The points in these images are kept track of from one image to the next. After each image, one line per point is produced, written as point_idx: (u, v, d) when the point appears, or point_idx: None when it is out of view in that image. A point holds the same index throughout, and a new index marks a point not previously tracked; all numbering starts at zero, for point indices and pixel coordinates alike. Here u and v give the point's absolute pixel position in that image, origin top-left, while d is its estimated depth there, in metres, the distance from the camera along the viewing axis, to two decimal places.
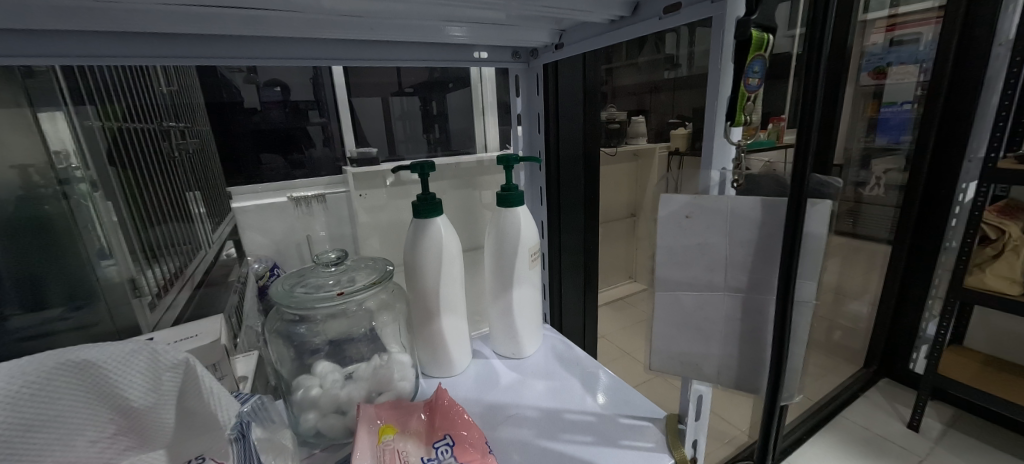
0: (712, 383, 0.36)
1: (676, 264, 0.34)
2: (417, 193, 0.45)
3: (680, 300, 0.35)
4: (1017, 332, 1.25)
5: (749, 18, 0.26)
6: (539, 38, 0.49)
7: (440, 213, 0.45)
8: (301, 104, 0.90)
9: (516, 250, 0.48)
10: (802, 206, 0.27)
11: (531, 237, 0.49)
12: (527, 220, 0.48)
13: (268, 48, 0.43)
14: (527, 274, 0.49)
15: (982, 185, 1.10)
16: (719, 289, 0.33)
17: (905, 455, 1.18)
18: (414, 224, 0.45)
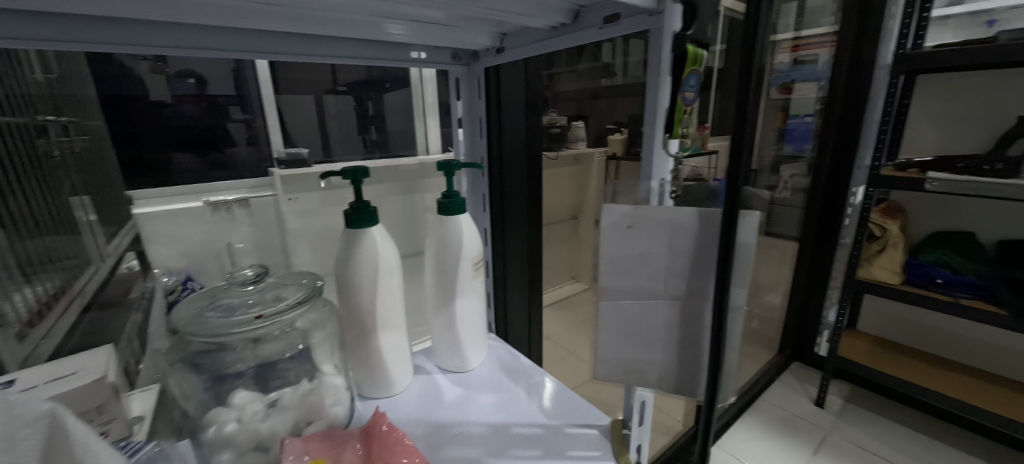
0: (654, 389, 0.37)
1: (619, 272, 0.35)
2: (349, 202, 0.41)
3: (623, 309, 0.36)
4: (896, 314, 1.45)
5: (684, 32, 0.29)
6: (479, 41, 0.48)
7: (375, 222, 0.42)
8: (219, 98, 0.82)
9: (458, 260, 0.46)
10: (734, 218, 0.29)
11: (473, 245, 0.47)
12: (468, 228, 0.46)
13: (175, 35, 0.38)
14: (471, 285, 0.48)
15: (870, 189, 1.25)
16: (660, 296, 0.34)
17: (815, 431, 1.32)
18: (346, 235, 0.41)
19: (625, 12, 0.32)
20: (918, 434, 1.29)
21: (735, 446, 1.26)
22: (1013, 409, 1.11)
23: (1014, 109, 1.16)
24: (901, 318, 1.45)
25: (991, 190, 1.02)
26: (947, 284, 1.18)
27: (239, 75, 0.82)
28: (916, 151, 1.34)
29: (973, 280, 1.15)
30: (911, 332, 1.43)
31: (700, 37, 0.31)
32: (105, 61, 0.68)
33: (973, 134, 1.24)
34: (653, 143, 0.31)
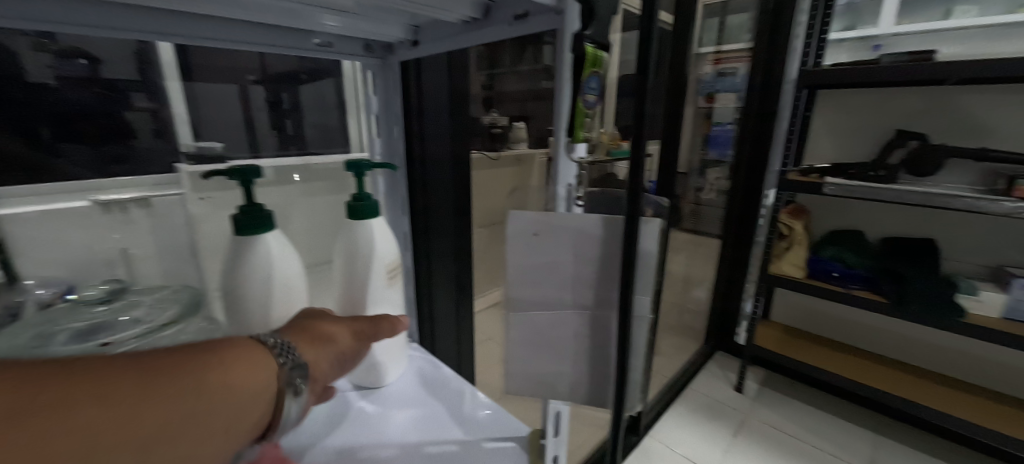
0: (566, 399, 0.41)
1: (531, 286, 0.38)
2: (239, 207, 0.39)
3: (532, 319, 0.39)
4: (802, 304, 1.61)
5: (584, 33, 0.29)
6: (393, 33, 0.48)
7: (265, 227, 0.40)
8: (120, 81, 0.56)
9: (373, 265, 0.46)
10: (636, 214, 0.33)
11: (391, 250, 0.48)
12: (384, 233, 0.48)
13: None
14: (388, 292, 0.48)
15: (780, 192, 1.37)
16: (568, 307, 0.38)
17: (735, 415, 1.42)
18: (234, 241, 0.40)
19: (534, 9, 0.31)
20: (819, 412, 1.44)
21: (665, 434, 1.33)
22: (893, 385, 1.27)
23: (892, 123, 1.33)
24: (808, 307, 1.60)
25: (876, 194, 1.15)
26: (841, 278, 1.32)
27: (145, 54, 0.56)
28: (816, 158, 1.50)
29: (863, 274, 1.30)
30: (814, 321, 1.59)
31: (601, 37, 0.32)
32: None
33: (861, 144, 1.40)
34: (560, 145, 0.32)
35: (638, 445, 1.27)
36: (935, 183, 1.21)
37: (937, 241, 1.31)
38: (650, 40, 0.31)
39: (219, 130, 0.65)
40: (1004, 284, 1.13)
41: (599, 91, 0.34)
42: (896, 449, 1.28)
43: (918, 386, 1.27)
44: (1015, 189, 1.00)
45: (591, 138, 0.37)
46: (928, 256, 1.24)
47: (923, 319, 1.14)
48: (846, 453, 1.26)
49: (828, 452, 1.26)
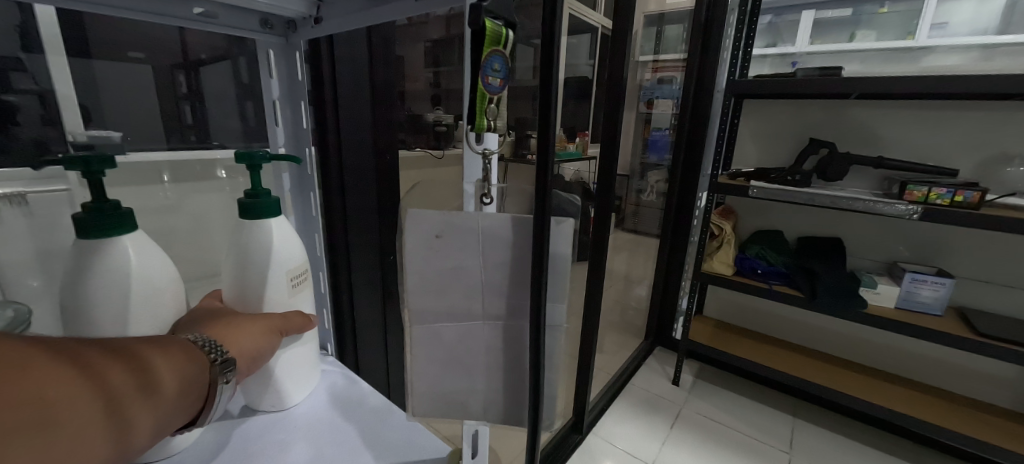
0: (478, 416, 0.44)
1: (440, 297, 0.39)
2: (82, 203, 0.37)
3: (439, 332, 0.40)
4: (730, 299, 1.72)
5: (481, 5, 0.29)
6: (293, 7, 0.46)
7: (122, 227, 0.38)
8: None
9: (280, 271, 0.45)
10: (544, 221, 0.34)
11: (297, 255, 0.47)
12: (292, 239, 0.47)
13: None
14: (295, 298, 0.48)
15: (711, 194, 1.44)
16: (478, 317, 0.40)
17: (672, 407, 1.47)
18: (85, 243, 0.37)
19: None
20: (745, 400, 1.53)
21: (607, 430, 1.35)
22: (808, 372, 1.38)
23: (805, 132, 1.45)
24: (736, 302, 1.71)
25: (793, 197, 1.24)
26: (764, 274, 1.41)
27: (29, 29, 0.47)
28: (741, 162, 1.60)
29: (782, 270, 1.40)
30: (741, 315, 1.70)
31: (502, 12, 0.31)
32: None
33: (780, 151, 1.51)
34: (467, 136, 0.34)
35: (581, 443, 1.28)
36: (842, 188, 1.33)
37: (843, 239, 1.45)
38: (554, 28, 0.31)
39: (106, 119, 0.54)
40: (897, 278, 1.27)
41: (504, 74, 0.33)
42: (812, 431, 1.39)
43: (828, 372, 1.38)
44: (906, 192, 1.11)
45: (501, 127, 0.36)
46: (836, 254, 1.37)
47: (833, 310, 1.24)
48: (770, 438, 1.35)
49: (754, 437, 1.35)
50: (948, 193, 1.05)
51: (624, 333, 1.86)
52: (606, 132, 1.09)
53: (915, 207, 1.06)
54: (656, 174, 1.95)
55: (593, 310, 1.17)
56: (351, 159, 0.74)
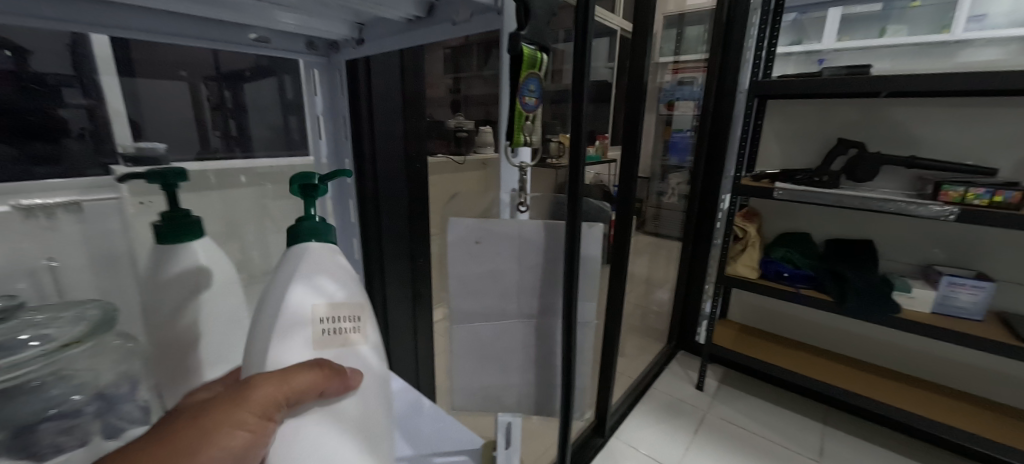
0: (513, 411, 0.51)
1: (479, 298, 0.46)
2: (161, 213, 0.42)
3: (477, 331, 0.47)
4: (754, 304, 1.69)
5: (519, 35, 0.34)
6: (339, 30, 0.52)
7: (193, 234, 0.44)
8: (46, 79, 0.48)
9: (307, 311, 0.42)
10: (575, 224, 0.41)
11: (337, 293, 0.44)
12: (329, 277, 0.44)
13: None
14: (332, 348, 0.42)
15: (734, 196, 1.42)
16: (513, 315, 0.47)
17: (695, 413, 1.46)
18: (159, 248, 0.42)
19: (473, 10, 0.37)
20: (772, 406, 1.50)
21: (630, 434, 1.35)
22: (837, 379, 1.34)
23: (832, 132, 1.42)
24: (760, 307, 1.68)
25: (821, 198, 1.21)
26: (790, 278, 1.38)
27: (79, 48, 0.49)
28: (765, 163, 1.58)
29: (808, 273, 1.37)
30: (766, 318, 1.67)
31: (536, 38, 0.36)
32: None
33: (806, 151, 1.49)
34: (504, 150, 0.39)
35: (604, 447, 1.28)
36: (872, 189, 1.30)
37: (874, 242, 1.41)
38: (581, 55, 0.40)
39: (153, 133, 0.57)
40: (932, 281, 1.22)
41: (538, 93, 0.38)
42: (843, 439, 1.35)
43: (859, 379, 1.35)
44: (941, 192, 1.08)
45: (534, 140, 0.42)
46: (865, 258, 1.33)
47: (864, 315, 1.21)
48: (798, 445, 1.32)
49: (781, 444, 1.32)
50: (986, 192, 1.02)
51: (646, 337, 1.85)
52: (626, 135, 1.10)
53: (951, 209, 1.03)
54: (678, 177, 1.94)
55: (615, 313, 1.17)
56: (382, 166, 0.78)
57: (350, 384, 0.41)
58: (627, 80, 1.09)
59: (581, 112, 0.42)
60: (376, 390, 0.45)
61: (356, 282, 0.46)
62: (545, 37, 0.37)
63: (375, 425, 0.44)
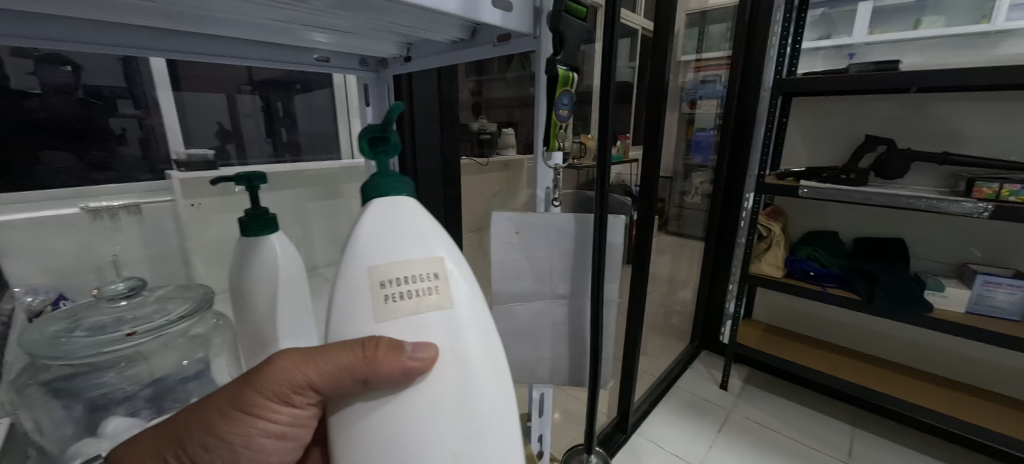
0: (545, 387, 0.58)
1: (515, 280, 0.54)
2: (247, 208, 0.50)
3: (515, 311, 0.55)
4: (781, 304, 1.68)
5: (556, 58, 0.43)
6: (388, 49, 0.58)
7: (270, 228, 0.51)
8: (103, 92, 0.89)
9: (365, 273, 0.35)
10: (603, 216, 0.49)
11: (401, 252, 0.36)
12: (394, 229, 0.36)
13: (45, 14, 0.38)
14: (404, 318, 0.35)
15: (757, 194, 1.42)
16: (547, 295, 0.56)
17: (719, 412, 1.46)
18: (244, 239, 0.50)
19: (513, 32, 0.44)
20: (800, 407, 1.49)
21: (651, 431, 1.37)
22: (866, 378, 1.33)
23: (860, 130, 1.41)
24: (784, 306, 1.67)
25: (848, 196, 1.21)
26: (817, 276, 1.38)
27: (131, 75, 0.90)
28: (791, 161, 1.57)
29: (837, 273, 1.36)
30: (793, 318, 1.65)
31: (569, 61, 0.45)
32: None
33: (835, 149, 1.47)
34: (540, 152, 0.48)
35: (625, 442, 1.31)
36: (902, 186, 1.28)
37: (905, 240, 1.38)
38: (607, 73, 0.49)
39: None
40: (967, 281, 1.20)
41: (570, 106, 0.47)
42: (874, 441, 1.33)
43: (890, 379, 1.33)
44: (973, 189, 1.06)
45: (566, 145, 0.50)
46: (897, 256, 1.31)
47: (892, 313, 1.20)
48: (827, 447, 1.31)
49: (809, 445, 1.31)
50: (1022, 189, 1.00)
51: (669, 336, 1.86)
52: (647, 135, 1.12)
53: (984, 205, 1.01)
54: (701, 175, 1.94)
55: (637, 309, 1.20)
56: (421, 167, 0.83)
57: (414, 368, 0.33)
58: (648, 82, 1.11)
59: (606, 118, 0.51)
60: (479, 372, 0.36)
61: (434, 235, 0.37)
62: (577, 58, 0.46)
63: (483, 418, 0.35)
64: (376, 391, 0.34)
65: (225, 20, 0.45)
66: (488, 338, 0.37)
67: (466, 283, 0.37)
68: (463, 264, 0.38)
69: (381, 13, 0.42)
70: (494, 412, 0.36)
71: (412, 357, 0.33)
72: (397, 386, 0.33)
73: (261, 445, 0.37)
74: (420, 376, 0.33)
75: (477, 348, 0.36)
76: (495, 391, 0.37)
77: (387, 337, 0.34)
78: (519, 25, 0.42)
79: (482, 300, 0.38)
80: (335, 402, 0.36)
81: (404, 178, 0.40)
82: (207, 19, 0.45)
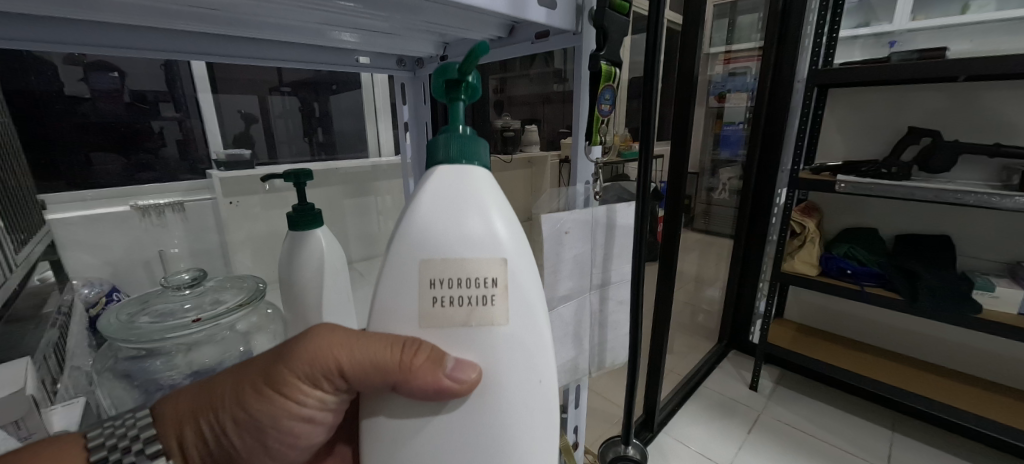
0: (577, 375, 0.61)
1: (555, 277, 0.55)
2: (292, 205, 0.52)
3: (559, 312, 0.57)
4: (816, 304, 1.62)
5: (599, 54, 0.47)
6: (422, 48, 0.60)
7: (317, 224, 0.53)
8: (148, 94, 0.95)
9: (417, 266, 0.33)
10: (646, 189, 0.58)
11: (459, 251, 0.33)
12: (456, 219, 0.33)
13: (109, 23, 0.41)
14: (451, 327, 0.33)
15: (792, 191, 1.37)
16: (585, 289, 0.59)
17: (749, 413, 1.43)
18: (294, 234, 0.52)
19: (553, 30, 0.48)
20: (835, 410, 1.44)
21: (678, 432, 1.35)
22: (907, 383, 1.27)
23: (902, 122, 1.35)
24: (815, 305, 1.62)
25: (889, 191, 1.16)
26: (855, 275, 1.31)
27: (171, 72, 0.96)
28: (827, 155, 1.52)
29: (875, 270, 1.30)
30: (828, 318, 1.59)
31: (612, 57, 0.49)
32: (24, 59, 0.80)
33: (875, 142, 1.41)
34: (580, 147, 0.52)
35: (651, 441, 1.30)
36: (949, 180, 1.21)
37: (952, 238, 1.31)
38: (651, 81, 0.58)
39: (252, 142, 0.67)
40: (1019, 280, 1.13)
41: (612, 101, 0.51)
42: (916, 448, 1.27)
43: (935, 385, 1.26)
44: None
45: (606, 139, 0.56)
46: (944, 256, 1.25)
47: (937, 314, 1.14)
48: (864, 452, 1.26)
49: (844, 449, 1.27)
50: None
51: (695, 335, 1.82)
52: (675, 127, 1.10)
53: None
54: (730, 171, 1.89)
55: (664, 307, 1.19)
56: None
57: (450, 387, 0.32)
58: (677, 76, 1.09)
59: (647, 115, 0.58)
60: (520, 401, 0.35)
61: (501, 231, 0.34)
62: (616, 54, 0.49)
63: (516, 450, 0.35)
64: (409, 398, 0.34)
65: (269, 24, 0.47)
66: (536, 364, 0.35)
67: (524, 295, 0.35)
68: (528, 268, 0.35)
69: (419, 13, 0.43)
70: (529, 445, 0.35)
71: (452, 376, 0.32)
72: (429, 399, 0.33)
73: (290, 426, 0.37)
74: (456, 396, 0.33)
75: (522, 375, 0.35)
76: (537, 410, 0.36)
77: (429, 345, 0.33)
78: (565, 24, 0.45)
79: (537, 319, 0.35)
80: (367, 398, 0.36)
81: (479, 141, 0.35)
82: (251, 25, 0.47)
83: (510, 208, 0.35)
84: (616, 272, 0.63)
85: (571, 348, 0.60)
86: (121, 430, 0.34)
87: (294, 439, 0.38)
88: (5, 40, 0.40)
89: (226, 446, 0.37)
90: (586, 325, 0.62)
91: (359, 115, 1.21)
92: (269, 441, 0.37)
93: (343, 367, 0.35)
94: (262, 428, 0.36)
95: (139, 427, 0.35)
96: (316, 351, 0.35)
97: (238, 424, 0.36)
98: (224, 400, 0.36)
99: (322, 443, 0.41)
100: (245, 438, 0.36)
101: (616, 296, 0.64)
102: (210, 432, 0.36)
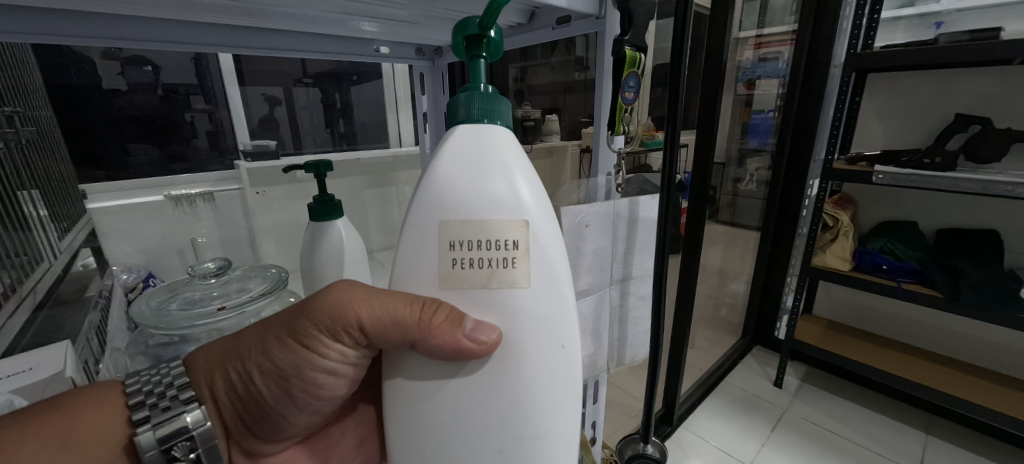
0: (594, 370, 0.61)
1: (575, 271, 0.54)
2: (315, 195, 0.53)
3: (579, 302, 0.56)
4: (847, 299, 1.55)
5: (623, 39, 0.46)
6: (441, 36, 0.60)
7: (336, 213, 0.53)
8: (179, 87, 0.97)
9: (437, 228, 0.33)
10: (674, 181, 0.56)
11: (480, 211, 0.32)
12: (479, 178, 0.32)
13: (139, 17, 0.42)
14: (471, 289, 0.33)
15: (824, 181, 1.31)
16: (606, 282, 0.58)
17: (772, 410, 1.40)
18: (314, 223, 0.53)
19: (575, 15, 0.47)
20: (865, 410, 1.38)
21: (697, 426, 1.33)
22: (949, 385, 1.20)
23: (948, 107, 1.26)
24: (846, 300, 1.56)
25: (933, 183, 1.09)
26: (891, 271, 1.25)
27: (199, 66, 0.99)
28: (863, 142, 1.44)
29: (913, 266, 1.23)
30: (860, 314, 1.53)
31: (637, 42, 0.48)
32: (65, 54, 0.84)
33: (917, 129, 1.33)
34: (601, 137, 0.51)
35: (671, 435, 1.29)
36: (1000, 170, 1.13)
37: (999, 232, 1.23)
38: (679, 72, 0.56)
39: None
40: None
41: (636, 88, 0.50)
42: (952, 451, 1.21)
43: (979, 390, 1.18)
44: None
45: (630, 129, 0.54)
46: (990, 250, 1.17)
47: (982, 315, 1.08)
48: (895, 454, 1.21)
49: (874, 451, 1.22)
50: None
51: (718, 329, 1.78)
52: (701, 115, 1.06)
53: None
54: (756, 160, 1.83)
55: (685, 302, 1.16)
56: None
57: (468, 348, 0.32)
58: (705, 64, 1.04)
59: (674, 105, 0.57)
60: (541, 366, 0.34)
61: (523, 191, 0.33)
62: (641, 40, 0.48)
63: (537, 414, 0.35)
64: (427, 357, 0.34)
65: (293, 15, 0.48)
66: (557, 329, 0.35)
67: (547, 259, 0.34)
68: (551, 231, 0.35)
69: (437, 1, 0.43)
70: (550, 409, 0.35)
71: (471, 336, 0.32)
72: (447, 358, 0.33)
73: (312, 377, 0.38)
74: (474, 356, 0.33)
75: (544, 341, 0.34)
76: (557, 381, 0.35)
77: (448, 305, 0.33)
78: (587, 9, 0.44)
79: (560, 284, 0.35)
80: (388, 356, 0.36)
81: (499, 100, 0.34)
82: (275, 15, 0.47)
83: (533, 170, 0.35)
84: (639, 267, 0.62)
85: (591, 344, 0.59)
86: (157, 377, 0.36)
87: (317, 389, 0.40)
88: (47, 35, 0.41)
89: (253, 394, 0.38)
90: (608, 320, 0.61)
91: (381, 105, 1.22)
92: (294, 390, 0.39)
93: (364, 321, 0.35)
94: (286, 378, 0.37)
95: (174, 376, 0.37)
96: (339, 304, 0.35)
97: (264, 374, 0.37)
98: (251, 352, 0.37)
99: (346, 394, 0.42)
100: (271, 387, 0.38)
101: (637, 292, 0.63)
102: (238, 380, 0.38)
